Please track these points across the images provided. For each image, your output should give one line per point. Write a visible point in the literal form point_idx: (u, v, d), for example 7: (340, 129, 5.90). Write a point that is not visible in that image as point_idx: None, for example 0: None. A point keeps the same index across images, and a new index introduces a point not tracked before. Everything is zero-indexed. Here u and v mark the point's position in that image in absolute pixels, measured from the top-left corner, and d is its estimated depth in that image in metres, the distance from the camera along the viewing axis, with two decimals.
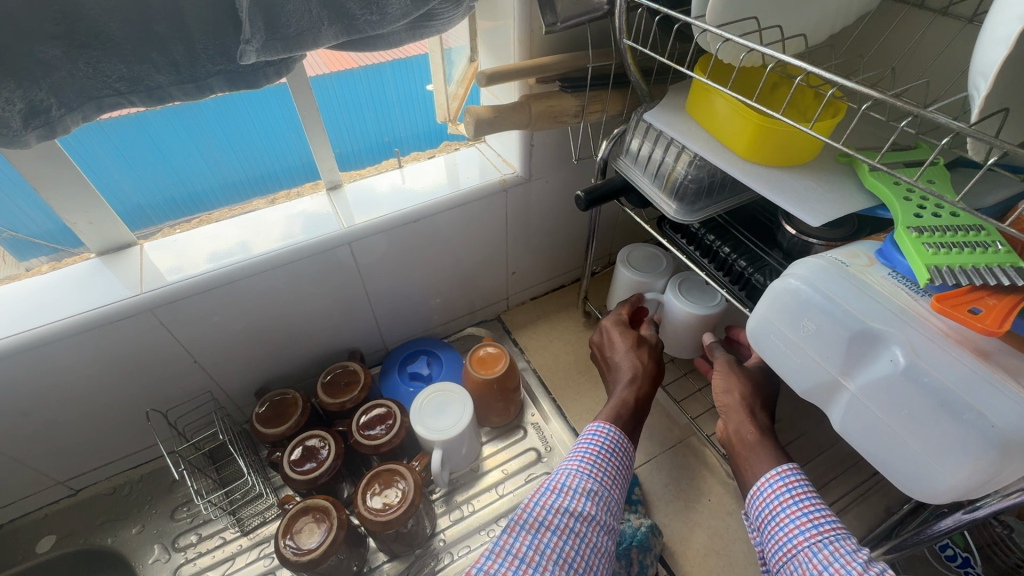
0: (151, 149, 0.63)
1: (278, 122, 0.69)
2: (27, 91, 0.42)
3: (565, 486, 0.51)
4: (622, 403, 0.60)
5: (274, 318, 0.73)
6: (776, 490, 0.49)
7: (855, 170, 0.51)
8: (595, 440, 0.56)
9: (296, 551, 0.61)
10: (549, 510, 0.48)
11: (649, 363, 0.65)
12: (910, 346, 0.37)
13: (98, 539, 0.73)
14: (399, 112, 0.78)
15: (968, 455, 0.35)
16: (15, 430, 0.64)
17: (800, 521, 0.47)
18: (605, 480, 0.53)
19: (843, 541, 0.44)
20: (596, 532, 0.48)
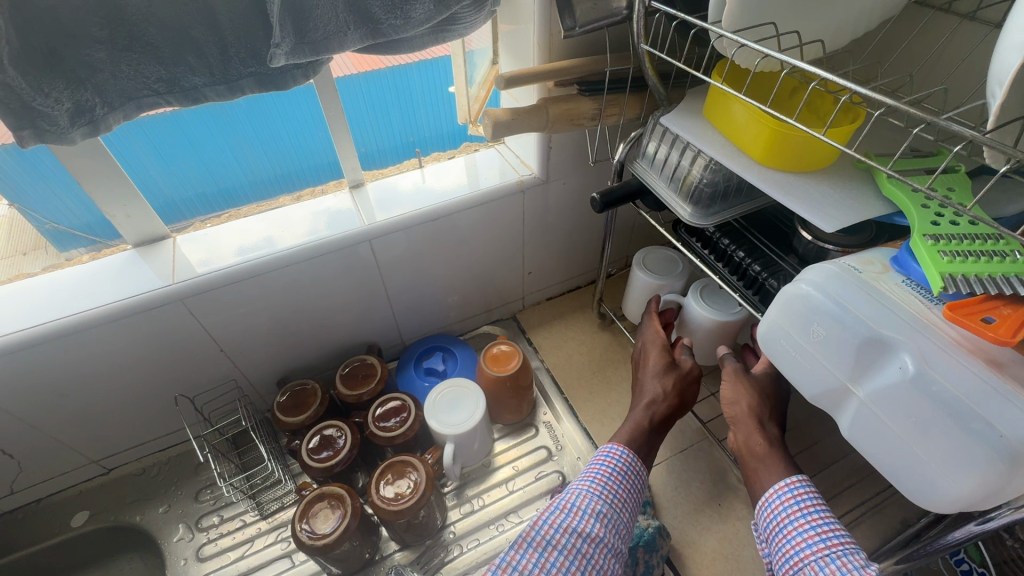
0: (186, 147, 0.66)
1: (307, 122, 0.72)
2: (74, 92, 0.45)
3: (574, 506, 0.52)
4: (636, 426, 0.62)
5: (295, 311, 0.76)
6: (784, 502, 0.50)
7: (873, 176, 0.51)
8: (607, 460, 0.58)
9: (312, 534, 0.63)
10: (557, 529, 0.49)
11: (677, 390, 0.64)
12: (920, 354, 0.37)
13: (127, 517, 0.77)
14: (422, 113, 0.80)
15: (975, 466, 0.34)
16: (56, 409, 0.68)
17: (807, 535, 0.47)
18: (614, 503, 0.54)
19: (852, 556, 0.44)
20: (603, 555, 0.49)
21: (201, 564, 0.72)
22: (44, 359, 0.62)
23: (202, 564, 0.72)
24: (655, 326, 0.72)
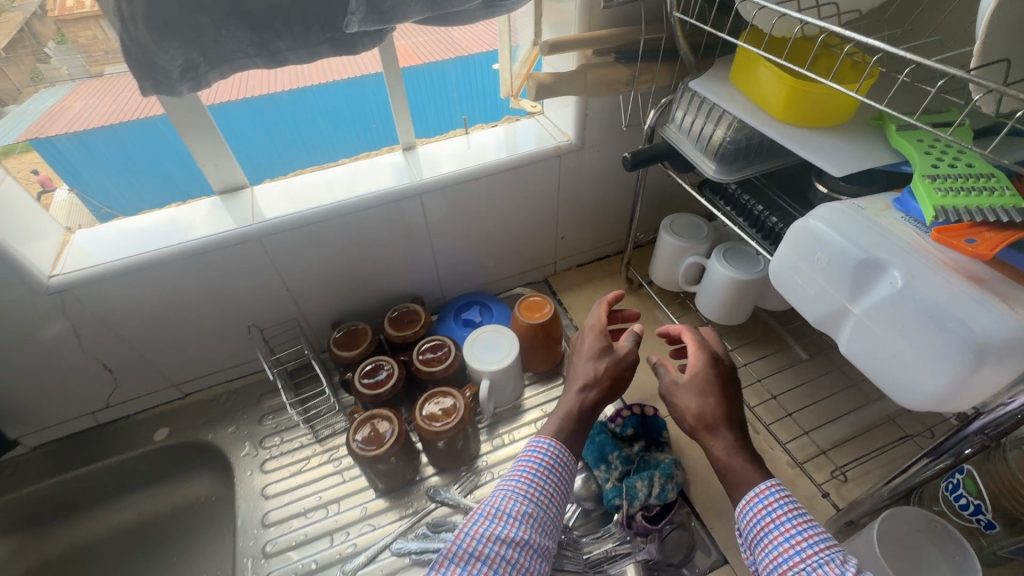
0: (232, 137, 0.79)
1: (339, 115, 0.84)
2: (185, 51, 0.56)
3: (499, 511, 0.54)
4: (566, 412, 0.62)
5: (351, 257, 0.85)
6: (757, 513, 0.51)
7: (884, 130, 0.56)
8: (532, 459, 0.59)
9: (364, 447, 0.72)
10: (480, 540, 0.52)
11: (610, 375, 0.63)
12: (908, 271, 0.42)
13: (200, 434, 0.88)
14: (460, 103, 0.92)
15: (950, 361, 0.39)
16: (149, 331, 0.79)
17: (782, 547, 0.48)
18: (540, 500, 0.56)
19: (827, 566, 0.45)
20: (528, 556, 0.52)
21: (265, 474, 0.82)
22: (145, 284, 0.73)
23: (265, 474, 0.82)
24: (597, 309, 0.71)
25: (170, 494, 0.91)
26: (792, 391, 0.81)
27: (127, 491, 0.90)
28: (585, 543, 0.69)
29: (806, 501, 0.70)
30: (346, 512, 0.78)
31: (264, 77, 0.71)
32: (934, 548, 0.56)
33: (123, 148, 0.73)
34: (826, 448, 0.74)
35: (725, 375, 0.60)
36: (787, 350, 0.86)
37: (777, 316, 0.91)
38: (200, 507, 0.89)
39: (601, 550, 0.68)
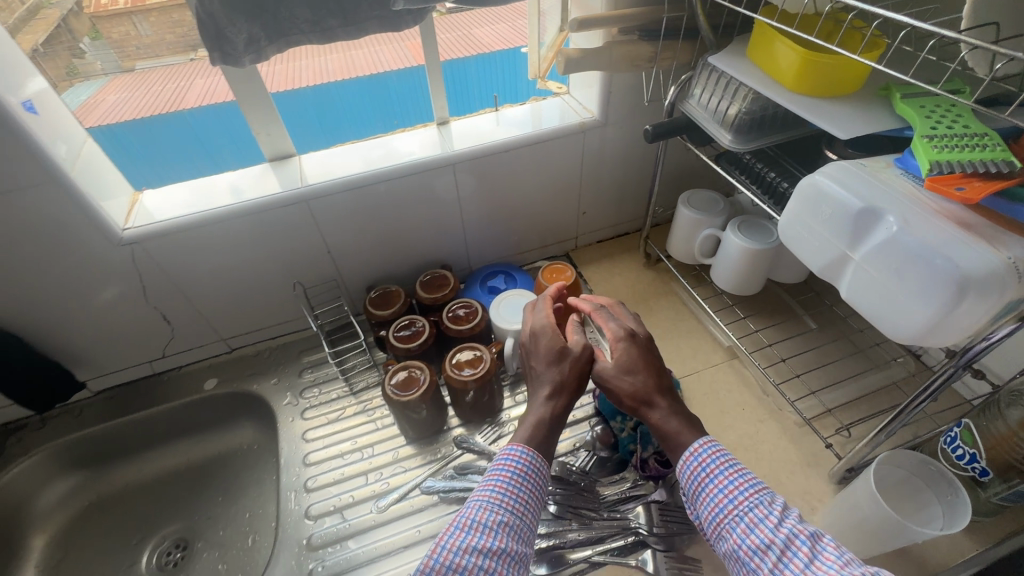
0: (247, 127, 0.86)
1: (360, 104, 0.91)
2: (250, 25, 0.64)
3: (475, 521, 0.49)
4: (538, 423, 0.57)
5: (387, 223, 0.91)
6: (692, 471, 0.53)
7: (890, 99, 0.60)
8: (506, 465, 0.54)
9: (398, 392, 0.78)
10: (457, 552, 0.47)
11: (571, 375, 0.60)
12: (902, 218, 0.46)
13: (245, 385, 0.95)
14: (478, 91, 0.97)
15: (937, 294, 0.44)
16: (205, 285, 0.86)
17: (717, 499, 0.50)
18: (516, 508, 0.52)
19: (758, 509, 0.48)
20: (507, 566, 0.47)
21: (306, 420, 0.90)
22: (204, 241, 0.81)
23: (306, 420, 0.90)
24: (543, 309, 0.67)
25: (218, 441, 0.99)
26: (796, 359, 0.85)
27: (178, 437, 0.98)
28: (599, 486, 0.75)
29: (811, 456, 0.75)
30: (379, 456, 0.84)
31: (290, 66, 0.82)
32: (928, 491, 0.60)
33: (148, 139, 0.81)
34: (832, 407, 0.79)
35: (645, 348, 0.62)
36: (798, 320, 0.91)
37: (789, 289, 0.96)
38: (245, 453, 0.97)
39: (615, 493, 0.74)
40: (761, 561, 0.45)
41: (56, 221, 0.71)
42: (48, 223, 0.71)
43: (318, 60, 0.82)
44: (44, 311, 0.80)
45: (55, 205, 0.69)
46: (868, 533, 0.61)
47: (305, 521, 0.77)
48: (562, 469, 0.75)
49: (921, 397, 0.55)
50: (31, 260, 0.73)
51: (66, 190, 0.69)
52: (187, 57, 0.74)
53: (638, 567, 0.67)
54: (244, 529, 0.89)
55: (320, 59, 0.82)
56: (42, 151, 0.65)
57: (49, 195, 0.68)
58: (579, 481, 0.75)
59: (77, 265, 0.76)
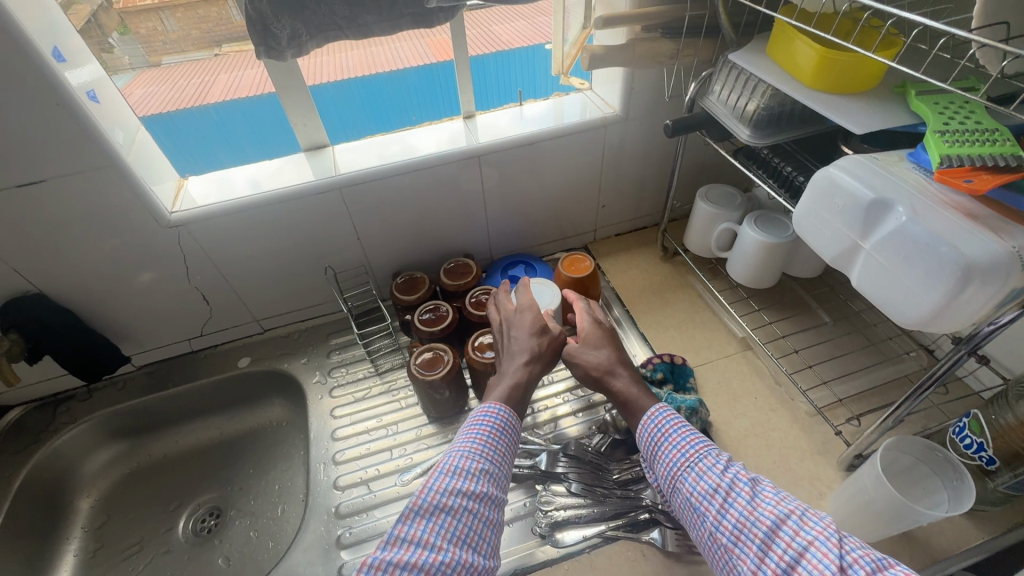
0: (273, 121, 0.90)
1: (380, 101, 0.93)
2: (293, 21, 0.68)
3: (458, 468, 0.54)
4: (515, 385, 0.64)
5: (414, 211, 0.95)
6: (652, 431, 0.61)
7: (906, 97, 0.62)
8: (486, 421, 0.60)
9: (423, 372, 0.82)
10: (443, 494, 0.52)
11: (547, 347, 0.68)
12: (912, 209, 0.49)
13: (277, 363, 1.00)
14: (496, 91, 0.99)
15: (942, 281, 0.46)
16: (242, 267, 0.92)
17: (674, 454, 0.59)
18: (494, 457, 0.57)
19: (706, 459, 0.56)
20: (488, 507, 0.53)
21: (333, 398, 0.94)
22: (243, 225, 0.86)
23: (333, 398, 0.95)
24: (524, 291, 0.76)
25: (250, 417, 1.04)
26: (812, 350, 0.88)
27: (213, 411, 1.04)
28: (613, 466, 0.78)
29: (821, 444, 0.77)
30: (403, 433, 0.89)
31: (311, 62, 0.84)
32: (934, 476, 0.62)
33: (180, 134, 0.86)
34: (843, 397, 0.81)
35: (608, 334, 0.73)
36: (811, 314, 0.93)
37: (803, 283, 0.97)
38: (274, 429, 1.03)
39: (629, 473, 0.77)
40: (710, 502, 0.53)
41: (112, 203, 0.76)
42: (105, 205, 0.76)
43: (339, 56, 0.85)
44: (96, 288, 0.85)
45: (111, 188, 0.75)
46: (875, 515, 0.63)
47: (333, 491, 0.82)
48: (579, 448, 0.78)
49: (930, 383, 0.57)
50: (88, 239, 0.79)
51: (122, 173, 0.74)
52: (212, 53, 0.79)
53: (650, 543, 0.69)
54: (273, 499, 0.94)
55: (341, 56, 0.84)
56: (102, 137, 0.70)
57: (107, 178, 0.74)
58: (594, 460, 0.77)
59: (128, 245, 0.82)
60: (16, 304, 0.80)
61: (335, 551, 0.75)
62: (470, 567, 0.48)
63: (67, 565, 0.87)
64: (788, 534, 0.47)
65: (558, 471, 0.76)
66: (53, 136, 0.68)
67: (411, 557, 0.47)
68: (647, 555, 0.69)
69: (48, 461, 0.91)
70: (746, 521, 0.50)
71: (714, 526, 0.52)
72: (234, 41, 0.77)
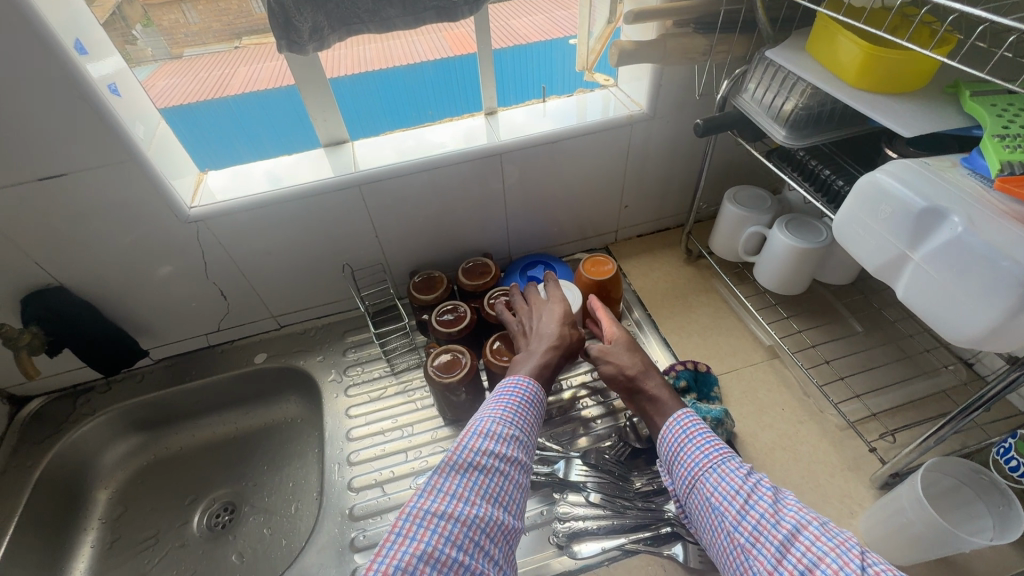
0: (294, 117, 0.88)
1: (399, 96, 0.90)
2: (314, 14, 0.66)
3: (490, 431, 0.57)
4: (543, 364, 0.67)
5: (432, 209, 0.93)
6: (674, 431, 0.60)
7: (958, 98, 0.58)
8: (516, 393, 0.62)
9: (440, 374, 0.81)
10: (476, 453, 0.55)
11: (574, 337, 0.72)
12: (969, 219, 0.45)
13: (293, 360, 1.00)
14: (514, 86, 0.96)
15: (1000, 295, 0.43)
16: (260, 263, 0.91)
17: (694, 455, 0.57)
18: (524, 425, 0.60)
19: (728, 462, 0.55)
20: (518, 471, 0.56)
21: (348, 397, 0.94)
22: (261, 221, 0.85)
23: (348, 396, 0.94)
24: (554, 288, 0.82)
25: (265, 413, 1.04)
26: (843, 360, 0.84)
27: (228, 407, 1.04)
28: (634, 476, 0.75)
29: (852, 460, 0.74)
30: (418, 435, 0.87)
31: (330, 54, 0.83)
32: (979, 501, 0.59)
33: (200, 128, 0.84)
34: (877, 411, 0.78)
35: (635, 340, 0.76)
36: (843, 323, 0.89)
37: (834, 290, 0.94)
38: (289, 426, 1.02)
39: (650, 484, 0.74)
40: (730, 503, 0.52)
41: (132, 197, 0.76)
42: (125, 199, 0.75)
43: (358, 48, 0.83)
44: (115, 282, 0.85)
45: (132, 182, 0.74)
46: (913, 538, 0.60)
47: (347, 492, 0.81)
48: (598, 457, 0.77)
49: (977, 404, 0.54)
50: (108, 233, 0.78)
51: (144, 168, 0.73)
52: (232, 45, 0.80)
53: (671, 557, 0.67)
54: (287, 497, 0.94)
55: (360, 47, 0.83)
56: (124, 131, 0.70)
57: (128, 173, 0.73)
58: (614, 470, 0.76)
59: (147, 240, 0.81)
60: (36, 297, 0.80)
61: (348, 554, 0.74)
62: (500, 523, 0.51)
63: (84, 556, 0.88)
64: (809, 539, 0.46)
65: (577, 480, 0.74)
66: (74, 129, 0.67)
67: (448, 507, 0.50)
68: (668, 570, 0.67)
69: (66, 452, 0.92)
70: (767, 523, 0.48)
71: (733, 527, 0.50)
72: (255, 33, 0.78)
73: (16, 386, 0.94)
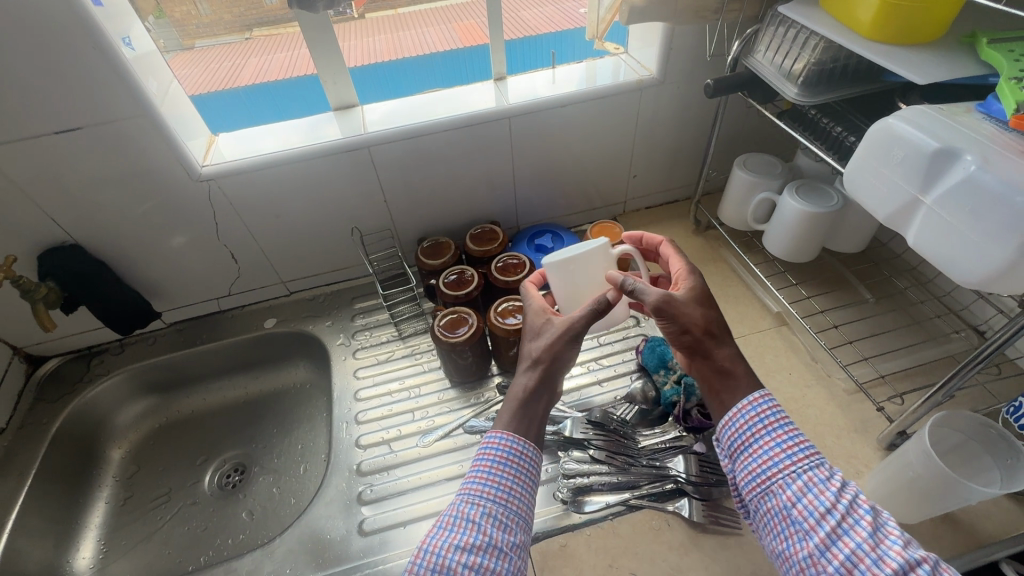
0: (298, 100, 0.91)
1: (402, 73, 0.94)
2: None
3: (456, 519, 0.52)
4: (517, 395, 0.59)
5: (441, 174, 0.93)
6: (749, 420, 0.56)
7: (975, 47, 0.58)
8: (484, 458, 0.56)
9: (447, 335, 0.81)
10: (439, 553, 0.49)
11: (549, 348, 0.60)
12: (983, 158, 0.45)
13: (302, 325, 1.01)
14: (523, 57, 0.97)
15: (1013, 234, 0.42)
16: (269, 226, 0.92)
17: (773, 452, 0.53)
18: (498, 495, 0.53)
19: (817, 470, 0.51)
20: (494, 558, 0.49)
21: (356, 359, 0.95)
22: (271, 182, 0.85)
23: (357, 358, 0.95)
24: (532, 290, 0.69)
25: (273, 378, 1.06)
26: (852, 326, 0.84)
27: (237, 371, 1.05)
28: (639, 435, 0.76)
29: (860, 422, 0.74)
30: (425, 396, 0.88)
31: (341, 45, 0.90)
32: (987, 455, 0.59)
33: (214, 110, 0.87)
34: (885, 374, 0.77)
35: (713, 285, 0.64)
36: (852, 291, 0.89)
37: (843, 259, 0.93)
38: (298, 390, 1.04)
39: (654, 444, 0.75)
40: (819, 523, 0.48)
41: (146, 156, 0.77)
42: (139, 156, 0.76)
43: (368, 39, 0.91)
44: (128, 243, 0.86)
45: (145, 138, 0.75)
46: (922, 493, 0.60)
47: (355, 449, 0.82)
48: (602, 415, 0.77)
49: (973, 361, 0.54)
50: (122, 191, 0.79)
51: (157, 125, 0.74)
52: (244, 36, 0.87)
53: (676, 513, 0.68)
54: (295, 458, 0.95)
55: (371, 39, 0.92)
56: (138, 87, 0.70)
57: (143, 129, 0.74)
58: (618, 429, 0.76)
59: (160, 198, 0.82)
60: (53, 253, 0.82)
61: (356, 506, 0.75)
62: None
63: (98, 511, 0.90)
64: None
65: (580, 437, 0.75)
66: (89, 81, 0.68)
67: None
68: (672, 524, 0.67)
69: (82, 410, 0.94)
70: (866, 556, 0.45)
71: (818, 551, 0.47)
72: (264, 24, 0.85)
73: (33, 346, 0.96)
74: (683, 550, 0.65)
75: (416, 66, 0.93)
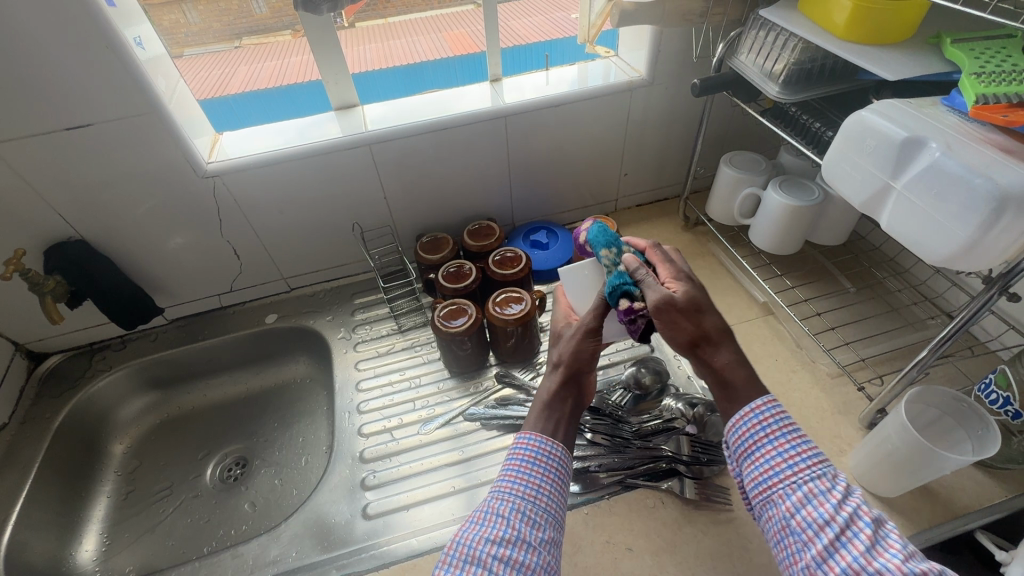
0: (285, 101, 0.93)
1: (417, 73, 0.97)
2: None
3: (487, 514, 0.52)
4: (546, 395, 0.62)
5: (439, 171, 0.96)
6: (750, 428, 0.54)
7: (941, 47, 0.62)
8: (516, 457, 0.57)
9: (447, 326, 0.84)
10: (472, 544, 0.50)
11: (575, 348, 0.63)
12: (946, 144, 0.49)
13: (303, 320, 1.03)
14: (516, 61, 1.00)
15: (972, 214, 0.46)
16: (272, 222, 0.94)
17: (775, 462, 0.52)
18: (527, 493, 0.54)
19: (818, 481, 0.49)
20: (524, 552, 0.49)
21: (357, 352, 0.97)
22: (274, 179, 0.88)
23: (358, 352, 0.97)
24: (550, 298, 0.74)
25: (274, 373, 1.07)
26: (834, 314, 0.88)
27: (239, 367, 1.07)
28: (634, 419, 0.79)
29: (842, 404, 0.77)
30: (426, 386, 0.91)
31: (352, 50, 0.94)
32: (959, 428, 0.63)
33: (219, 113, 0.90)
34: (866, 358, 0.81)
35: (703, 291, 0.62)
36: (833, 281, 0.93)
37: (826, 252, 0.98)
38: (298, 384, 1.06)
39: (648, 427, 0.78)
40: (817, 535, 0.47)
41: (153, 151, 0.79)
42: (146, 152, 0.79)
43: (358, 48, 0.95)
44: (133, 239, 0.88)
45: (151, 135, 0.77)
46: (900, 466, 0.63)
47: (358, 438, 0.84)
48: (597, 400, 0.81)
49: (943, 340, 0.57)
50: (129, 186, 0.81)
51: (165, 122, 0.76)
52: (232, 44, 0.90)
53: (670, 491, 0.71)
54: (297, 450, 0.97)
55: (361, 48, 0.95)
56: (147, 84, 0.73)
57: (151, 125, 0.76)
58: (614, 413, 0.79)
59: (165, 194, 0.84)
60: (59, 247, 0.83)
61: (359, 492, 0.77)
62: None
63: (101, 503, 0.91)
64: None
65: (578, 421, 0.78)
66: (98, 78, 0.70)
67: None
68: (666, 502, 0.70)
69: (84, 405, 0.95)
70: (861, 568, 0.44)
71: (815, 562, 0.46)
72: (255, 33, 0.90)
73: (35, 342, 0.97)
74: (676, 526, 0.68)
75: (417, 71, 0.97)
